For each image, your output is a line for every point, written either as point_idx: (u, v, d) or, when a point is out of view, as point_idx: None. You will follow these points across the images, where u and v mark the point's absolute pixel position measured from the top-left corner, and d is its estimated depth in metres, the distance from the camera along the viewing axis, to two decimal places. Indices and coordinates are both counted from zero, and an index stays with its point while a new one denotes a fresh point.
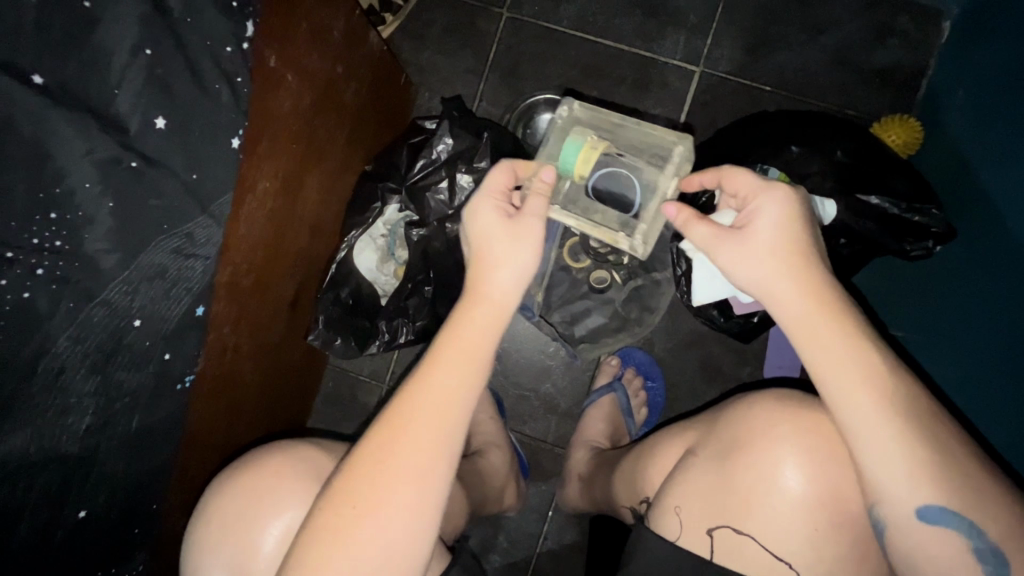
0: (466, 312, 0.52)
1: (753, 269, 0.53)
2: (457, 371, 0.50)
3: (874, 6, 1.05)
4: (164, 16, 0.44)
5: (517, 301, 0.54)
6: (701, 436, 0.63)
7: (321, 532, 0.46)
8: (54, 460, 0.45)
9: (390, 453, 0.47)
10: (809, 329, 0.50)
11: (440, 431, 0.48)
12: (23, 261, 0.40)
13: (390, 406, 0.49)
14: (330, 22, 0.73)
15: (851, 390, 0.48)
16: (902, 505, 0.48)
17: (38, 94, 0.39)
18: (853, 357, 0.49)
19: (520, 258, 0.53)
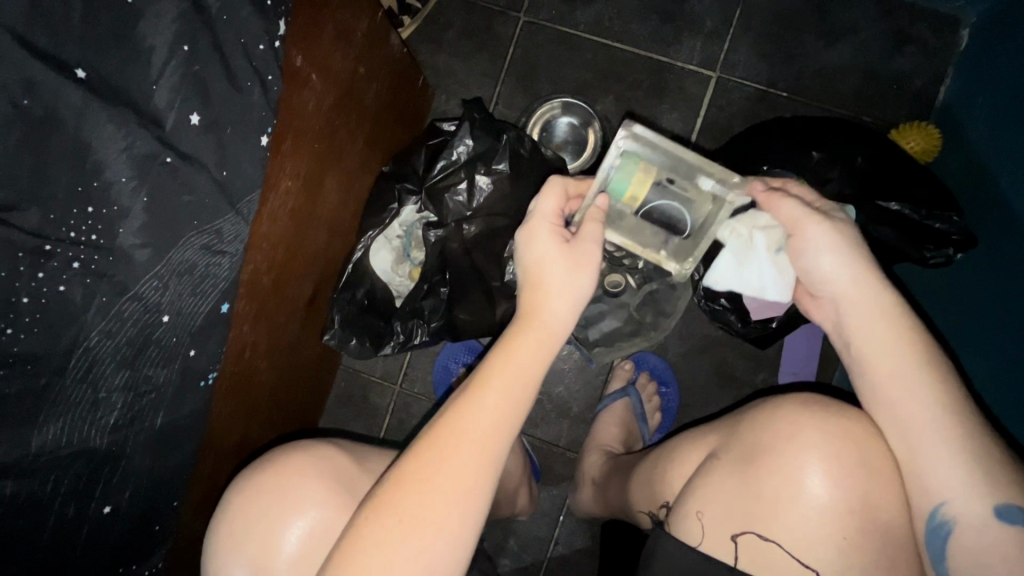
0: (520, 333, 0.53)
1: (827, 258, 0.58)
2: (508, 391, 0.50)
3: (892, 13, 1.05)
4: (202, 14, 0.44)
5: (569, 327, 0.54)
6: (722, 440, 0.62)
7: (373, 535, 0.46)
8: (83, 455, 0.45)
9: (439, 466, 0.47)
10: (875, 319, 0.56)
11: (485, 448, 0.49)
12: (60, 254, 0.40)
13: (440, 422, 0.49)
14: (352, 23, 0.73)
15: (913, 378, 0.53)
16: (961, 499, 0.50)
17: (80, 86, 0.38)
18: (917, 340, 0.55)
19: (576, 285, 0.54)
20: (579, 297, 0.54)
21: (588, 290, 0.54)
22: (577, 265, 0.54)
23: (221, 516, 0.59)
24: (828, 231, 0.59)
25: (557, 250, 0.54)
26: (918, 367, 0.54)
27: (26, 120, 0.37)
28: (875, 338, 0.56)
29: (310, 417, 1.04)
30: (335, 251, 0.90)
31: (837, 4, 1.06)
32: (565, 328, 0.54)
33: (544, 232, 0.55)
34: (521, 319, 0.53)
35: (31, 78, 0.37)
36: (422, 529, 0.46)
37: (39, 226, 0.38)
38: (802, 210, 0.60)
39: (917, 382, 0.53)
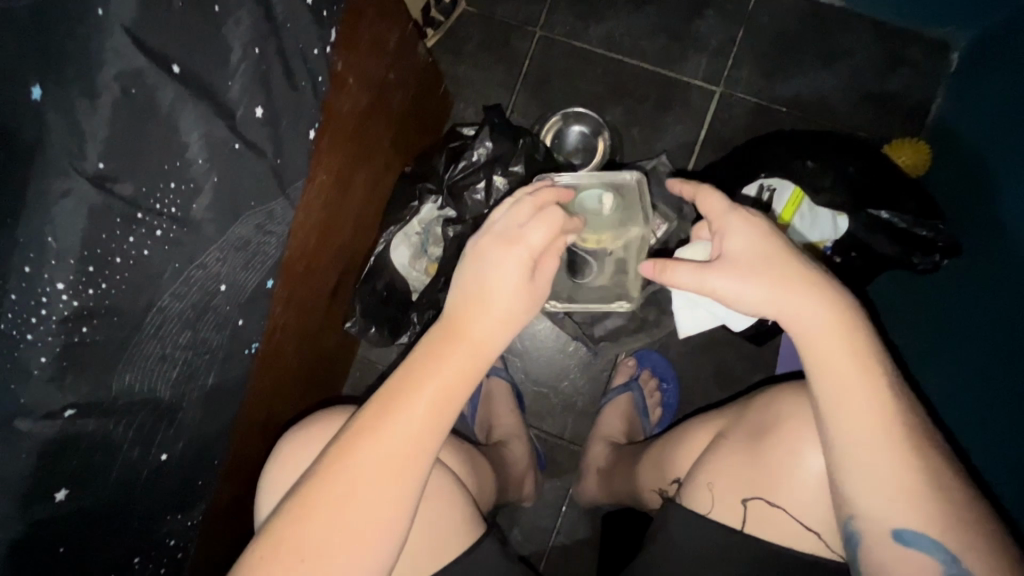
0: (452, 338, 0.55)
1: (740, 301, 0.57)
2: (437, 396, 0.54)
3: (885, 37, 1.12)
4: (271, 22, 0.51)
5: (499, 342, 0.57)
6: (730, 422, 0.70)
7: (298, 514, 0.51)
8: (151, 403, 0.51)
9: (359, 460, 0.52)
10: (816, 348, 0.54)
11: (405, 455, 0.53)
12: (148, 223, 0.45)
13: (365, 423, 0.53)
14: (386, 35, 0.81)
15: (838, 417, 0.53)
16: (876, 519, 0.52)
17: (174, 80, 0.44)
18: (863, 374, 0.53)
19: (512, 305, 0.56)
20: (518, 320, 0.57)
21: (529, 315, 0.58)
22: (527, 296, 0.56)
23: (273, 459, 0.71)
24: (722, 276, 0.57)
25: (521, 280, 0.56)
26: (855, 404, 0.53)
27: (131, 101, 0.42)
28: (815, 367, 0.55)
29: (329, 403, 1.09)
30: (360, 245, 0.95)
31: (835, 27, 1.13)
32: (499, 342, 0.57)
33: (511, 262, 0.55)
34: (450, 329, 0.56)
35: (137, 71, 0.42)
36: (345, 514, 0.52)
37: (132, 197, 0.44)
38: (692, 266, 0.58)
39: (852, 412, 0.53)
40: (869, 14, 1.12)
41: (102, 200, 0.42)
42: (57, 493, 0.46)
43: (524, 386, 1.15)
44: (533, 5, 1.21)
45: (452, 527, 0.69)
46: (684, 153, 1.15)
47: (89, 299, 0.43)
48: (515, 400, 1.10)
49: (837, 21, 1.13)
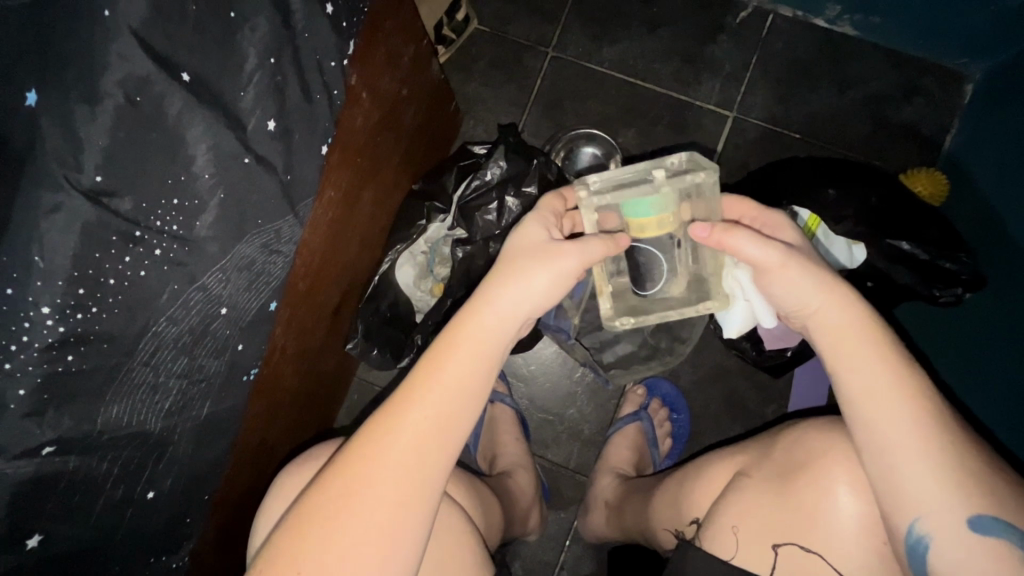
0: (470, 312, 0.54)
1: (793, 285, 0.56)
2: (456, 373, 0.52)
3: (899, 67, 1.11)
4: (289, 31, 0.47)
5: (512, 328, 0.55)
6: (753, 459, 0.66)
7: (325, 505, 0.49)
8: (140, 436, 0.47)
9: (389, 439, 0.50)
10: (849, 332, 0.54)
11: (423, 446, 0.50)
12: (147, 242, 0.42)
13: (375, 420, 0.51)
14: (401, 49, 0.78)
15: (884, 405, 0.51)
16: (939, 508, 0.49)
17: (183, 88, 0.41)
18: (890, 360, 0.52)
19: (527, 287, 0.54)
20: (535, 284, 0.54)
21: (551, 281, 0.55)
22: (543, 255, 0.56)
23: (275, 493, 0.66)
24: (780, 256, 0.56)
25: (543, 240, 0.58)
26: (891, 390, 0.51)
27: (133, 111, 0.39)
28: (851, 348, 0.54)
29: (324, 424, 1.04)
30: (365, 263, 0.91)
31: (849, 55, 1.13)
32: (519, 315, 0.55)
33: (537, 226, 0.59)
34: (467, 306, 0.55)
35: (142, 78, 0.39)
36: (360, 513, 0.48)
37: (131, 213, 0.40)
38: (756, 238, 0.56)
39: (891, 391, 0.51)
40: (884, 43, 1.12)
41: (97, 216, 0.38)
42: (30, 540, 0.42)
43: (528, 413, 1.10)
44: (545, 25, 1.19)
45: (462, 566, 0.65)
46: None
47: (77, 323, 0.39)
48: (519, 427, 1.06)
49: (852, 49, 1.13)
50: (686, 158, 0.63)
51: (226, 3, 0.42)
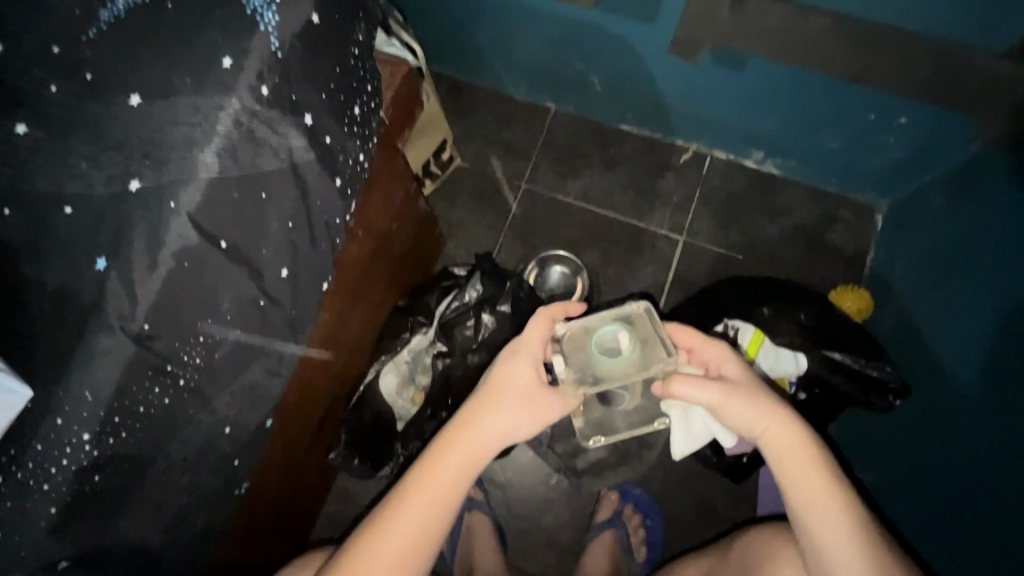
0: (459, 433, 0.62)
1: (740, 414, 0.62)
2: (444, 486, 0.60)
3: (820, 198, 1.30)
4: (305, 201, 0.59)
5: (492, 451, 0.63)
6: (713, 567, 0.72)
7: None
8: (139, 550, 0.52)
9: (383, 541, 0.58)
10: (793, 452, 0.61)
11: (418, 555, 0.59)
12: (174, 373, 0.50)
13: (373, 533, 0.59)
14: (393, 194, 0.92)
15: (826, 521, 0.59)
16: None
17: (220, 253, 0.51)
18: (827, 479, 0.60)
19: (510, 423, 0.62)
20: (517, 418, 0.62)
21: (533, 419, 0.63)
22: (533, 401, 0.63)
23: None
24: (723, 391, 0.62)
25: (531, 382, 0.63)
26: (829, 508, 0.59)
27: (180, 273, 0.49)
28: (793, 467, 0.61)
29: (302, 535, 1.05)
30: (351, 375, 0.99)
31: (777, 189, 1.31)
32: (500, 441, 0.63)
33: (526, 363, 0.64)
34: (456, 428, 0.62)
35: (193, 249, 0.49)
36: None
37: (165, 351, 0.49)
38: (697, 381, 0.63)
39: (826, 504, 0.59)
40: (807, 182, 1.30)
41: (137, 355, 0.47)
42: None
43: (505, 520, 1.12)
44: (519, 163, 1.39)
45: None
46: (655, 293, 1.27)
47: (108, 447, 0.46)
48: (496, 536, 1.07)
49: (778, 184, 1.32)
50: (643, 309, 0.67)
51: (260, 186, 0.54)
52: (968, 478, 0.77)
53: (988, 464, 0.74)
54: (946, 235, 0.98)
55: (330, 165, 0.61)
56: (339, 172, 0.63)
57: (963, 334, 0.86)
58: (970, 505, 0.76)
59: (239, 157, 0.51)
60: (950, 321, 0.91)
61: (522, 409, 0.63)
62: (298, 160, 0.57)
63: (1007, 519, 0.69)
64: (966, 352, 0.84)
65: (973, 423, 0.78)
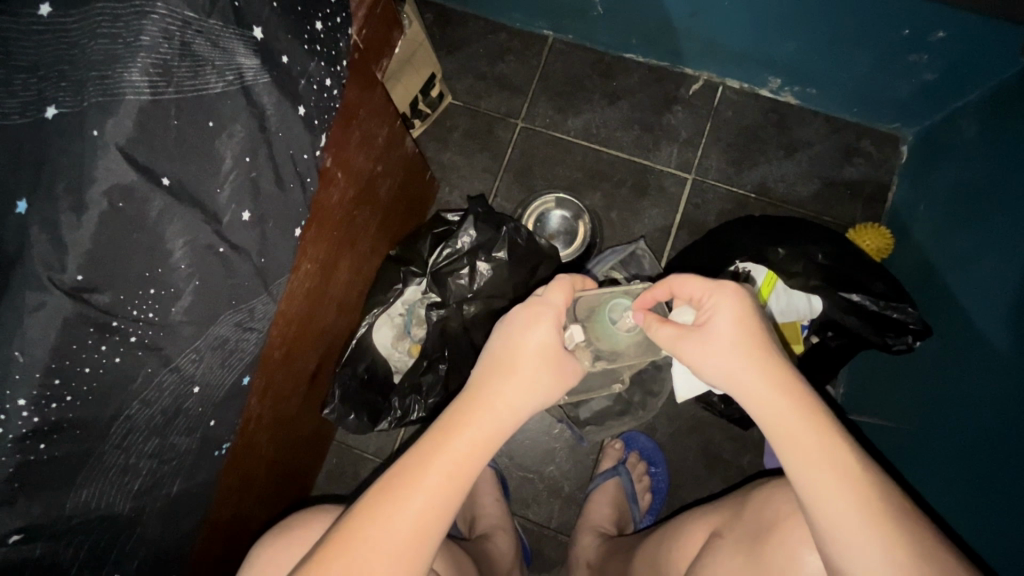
0: (479, 401, 0.56)
1: (717, 366, 0.55)
2: (457, 460, 0.53)
3: (840, 129, 1.19)
4: (265, 132, 0.51)
5: (513, 423, 0.57)
6: (726, 520, 0.69)
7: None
8: (107, 518, 0.48)
9: (379, 525, 0.50)
10: (788, 414, 0.52)
11: (419, 536, 0.51)
12: (123, 330, 0.45)
13: (368, 505, 0.51)
14: (376, 131, 0.83)
15: (825, 492, 0.49)
16: None
17: (163, 191, 0.44)
18: (825, 443, 0.51)
19: (531, 389, 0.57)
20: (543, 386, 0.57)
21: (555, 387, 0.58)
22: (554, 365, 0.58)
23: (248, 567, 0.66)
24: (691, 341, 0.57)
25: (552, 346, 0.58)
26: (829, 476, 0.49)
27: (117, 216, 0.42)
28: (800, 452, 0.51)
29: (301, 491, 1.04)
30: (342, 331, 0.93)
31: (795, 121, 1.21)
32: (522, 408, 0.57)
33: (549, 325, 0.58)
34: (472, 394, 0.56)
35: (127, 186, 0.42)
36: None
37: (109, 306, 0.43)
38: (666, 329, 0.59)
39: (835, 495, 0.49)
40: (827, 112, 1.20)
41: (77, 311, 0.42)
42: None
43: (508, 471, 1.10)
44: (513, 99, 1.28)
45: None
46: (661, 237, 1.20)
47: (51, 413, 0.42)
48: (499, 487, 1.06)
49: (796, 116, 1.21)
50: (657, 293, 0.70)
51: (205, 114, 0.46)
52: (976, 422, 0.74)
53: (999, 407, 0.70)
54: (981, 163, 0.89)
55: (290, 90, 0.53)
56: (303, 101, 0.55)
57: (990, 274, 0.80)
58: (978, 446, 0.72)
59: (175, 77, 0.44)
60: (977, 256, 0.84)
61: (542, 373, 0.57)
62: (250, 81, 0.49)
63: (1014, 461, 0.65)
64: (990, 292, 0.78)
65: (991, 369, 0.73)
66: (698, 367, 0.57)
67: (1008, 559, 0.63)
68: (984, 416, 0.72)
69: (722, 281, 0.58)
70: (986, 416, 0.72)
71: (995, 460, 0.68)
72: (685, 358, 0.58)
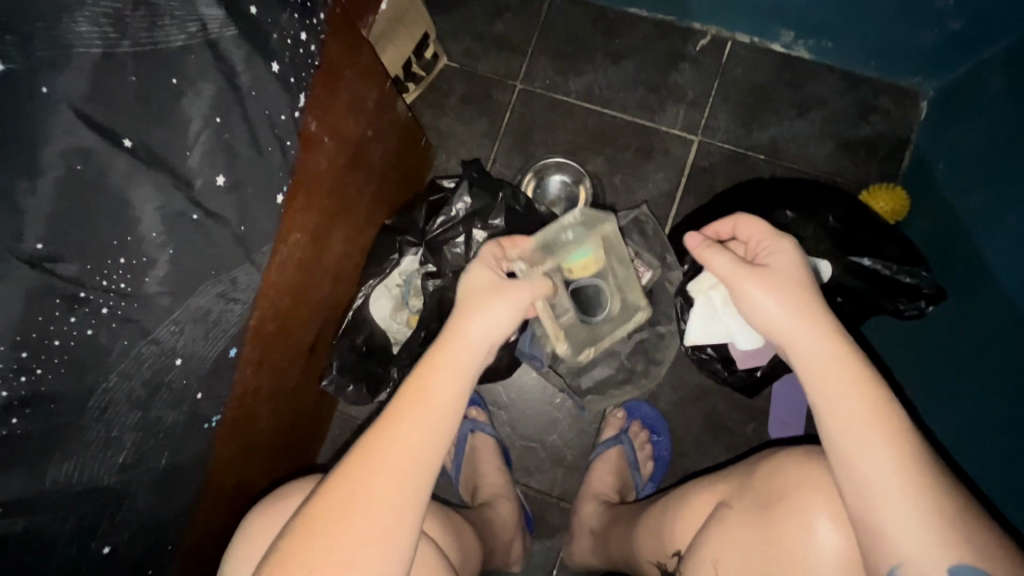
0: (460, 330, 0.56)
1: (766, 292, 0.56)
2: (458, 387, 0.53)
3: (856, 85, 1.13)
4: (236, 90, 0.49)
5: (484, 351, 0.56)
6: (733, 490, 0.68)
7: (325, 511, 0.48)
8: (92, 492, 0.48)
9: (387, 449, 0.50)
10: (810, 337, 0.53)
11: (423, 462, 0.50)
12: (92, 301, 0.43)
13: (376, 428, 0.51)
14: (365, 93, 0.79)
15: (850, 411, 0.49)
16: (903, 520, 0.46)
17: (125, 154, 0.42)
18: (846, 366, 0.51)
19: (498, 314, 0.57)
20: (504, 313, 0.57)
21: (514, 315, 0.58)
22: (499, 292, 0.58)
23: (243, 535, 0.66)
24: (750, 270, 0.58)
25: (490, 280, 0.60)
26: (848, 394, 0.49)
27: (75, 181, 0.41)
28: (823, 371, 0.51)
29: (305, 460, 1.04)
30: (337, 303, 0.92)
31: (808, 77, 1.14)
32: (488, 341, 0.57)
33: (482, 268, 0.61)
34: (450, 326, 0.57)
35: (86, 148, 0.41)
36: (357, 523, 0.47)
37: (77, 276, 0.42)
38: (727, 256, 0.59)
39: (865, 423, 0.48)
40: (842, 66, 1.13)
41: (40, 282, 0.40)
42: None
43: (510, 441, 1.10)
44: (512, 59, 1.22)
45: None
46: (666, 202, 1.15)
47: (22, 387, 0.41)
48: (501, 456, 1.06)
49: (809, 72, 1.14)
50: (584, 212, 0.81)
51: (168, 71, 0.44)
52: (995, 388, 0.71)
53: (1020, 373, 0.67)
54: (1005, 116, 0.84)
55: (261, 45, 0.50)
56: (276, 56, 0.52)
57: (1010, 233, 0.76)
58: (1000, 413, 0.69)
59: (129, 27, 0.42)
60: (999, 215, 0.79)
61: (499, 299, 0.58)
62: (214, 34, 0.47)
63: None
64: (1013, 253, 0.74)
65: (1015, 334, 0.70)
66: (754, 302, 0.57)
67: None
68: (1005, 383, 0.69)
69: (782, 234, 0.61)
70: (1006, 383, 0.69)
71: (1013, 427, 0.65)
72: (737, 290, 0.58)
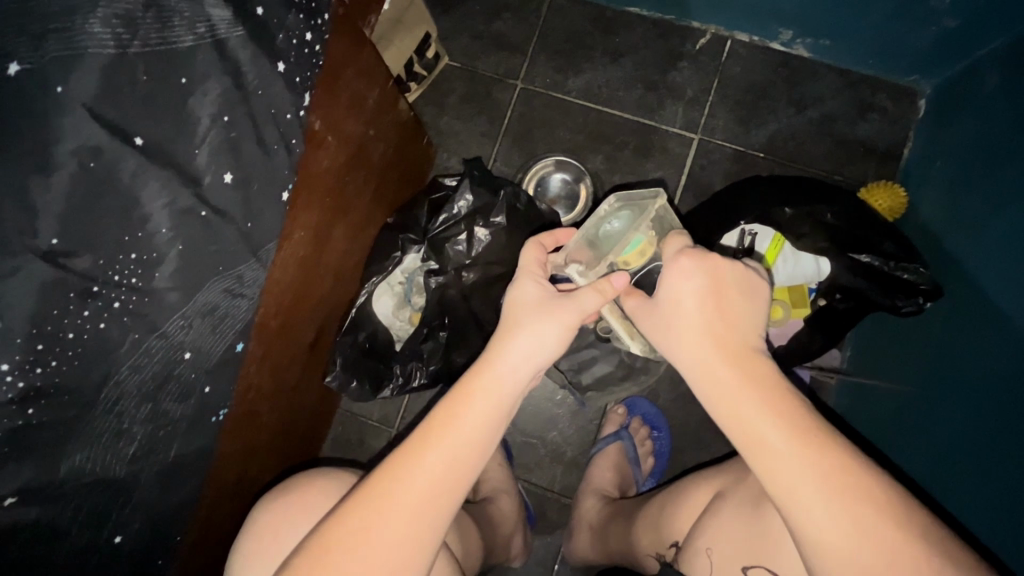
0: (490, 360, 0.55)
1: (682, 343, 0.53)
2: (486, 414, 0.53)
3: (854, 84, 1.14)
4: (242, 89, 0.50)
5: (527, 376, 0.56)
6: (730, 482, 0.69)
7: (340, 543, 0.47)
8: (102, 484, 0.49)
9: (406, 481, 0.50)
10: (734, 388, 0.49)
11: (439, 496, 0.50)
12: (104, 295, 0.44)
13: (395, 458, 0.51)
14: (365, 92, 0.80)
15: (793, 463, 0.45)
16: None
17: (136, 152, 0.44)
18: (781, 417, 0.47)
19: (543, 334, 0.56)
20: (544, 336, 0.56)
21: (558, 337, 0.57)
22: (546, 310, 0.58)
23: (248, 530, 0.67)
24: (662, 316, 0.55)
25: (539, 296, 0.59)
26: (786, 449, 0.46)
27: (89, 179, 0.42)
28: (745, 426, 0.48)
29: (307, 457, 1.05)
30: (339, 300, 0.93)
31: (805, 75, 1.15)
32: (529, 367, 0.56)
33: (530, 281, 0.61)
34: (484, 358, 0.56)
35: (97, 146, 0.42)
36: (368, 551, 0.47)
37: (89, 270, 0.43)
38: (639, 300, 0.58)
39: (805, 481, 0.44)
40: (839, 65, 1.14)
41: (54, 276, 0.41)
42: None
43: (511, 437, 1.11)
44: (512, 58, 1.23)
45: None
46: None
47: (36, 378, 0.42)
48: (502, 453, 1.07)
49: (807, 70, 1.15)
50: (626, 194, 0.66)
51: (177, 70, 0.45)
52: (987, 382, 0.72)
53: (1012, 367, 0.68)
54: (1000, 114, 0.85)
55: (268, 46, 0.51)
56: (282, 57, 0.53)
57: (1005, 230, 0.77)
58: (990, 407, 0.70)
59: (139, 28, 0.43)
60: (994, 211, 0.80)
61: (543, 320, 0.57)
62: (222, 34, 0.48)
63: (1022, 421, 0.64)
64: (1007, 249, 0.75)
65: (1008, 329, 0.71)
66: (670, 355, 0.55)
67: (1010, 518, 0.62)
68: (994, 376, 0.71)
69: (698, 263, 0.54)
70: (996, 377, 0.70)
71: (1004, 420, 0.67)
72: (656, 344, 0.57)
